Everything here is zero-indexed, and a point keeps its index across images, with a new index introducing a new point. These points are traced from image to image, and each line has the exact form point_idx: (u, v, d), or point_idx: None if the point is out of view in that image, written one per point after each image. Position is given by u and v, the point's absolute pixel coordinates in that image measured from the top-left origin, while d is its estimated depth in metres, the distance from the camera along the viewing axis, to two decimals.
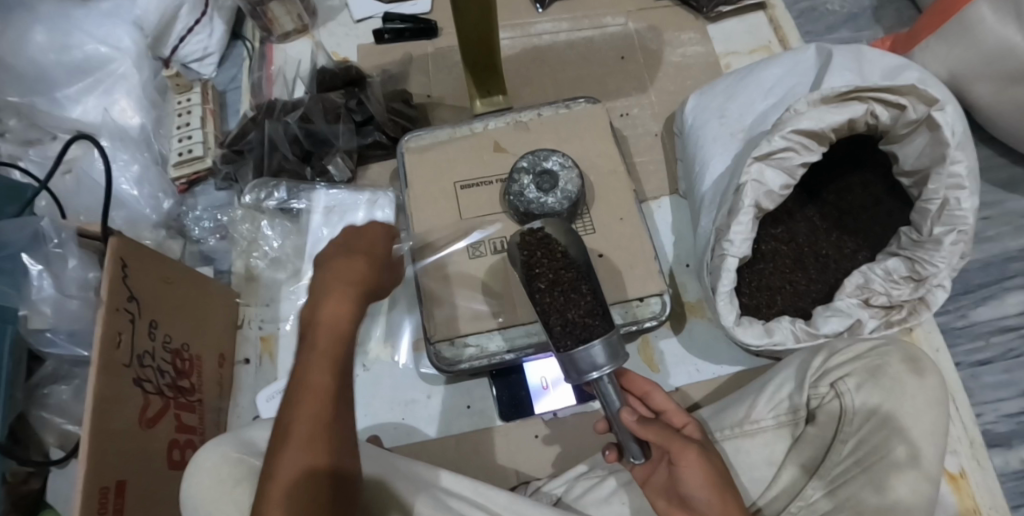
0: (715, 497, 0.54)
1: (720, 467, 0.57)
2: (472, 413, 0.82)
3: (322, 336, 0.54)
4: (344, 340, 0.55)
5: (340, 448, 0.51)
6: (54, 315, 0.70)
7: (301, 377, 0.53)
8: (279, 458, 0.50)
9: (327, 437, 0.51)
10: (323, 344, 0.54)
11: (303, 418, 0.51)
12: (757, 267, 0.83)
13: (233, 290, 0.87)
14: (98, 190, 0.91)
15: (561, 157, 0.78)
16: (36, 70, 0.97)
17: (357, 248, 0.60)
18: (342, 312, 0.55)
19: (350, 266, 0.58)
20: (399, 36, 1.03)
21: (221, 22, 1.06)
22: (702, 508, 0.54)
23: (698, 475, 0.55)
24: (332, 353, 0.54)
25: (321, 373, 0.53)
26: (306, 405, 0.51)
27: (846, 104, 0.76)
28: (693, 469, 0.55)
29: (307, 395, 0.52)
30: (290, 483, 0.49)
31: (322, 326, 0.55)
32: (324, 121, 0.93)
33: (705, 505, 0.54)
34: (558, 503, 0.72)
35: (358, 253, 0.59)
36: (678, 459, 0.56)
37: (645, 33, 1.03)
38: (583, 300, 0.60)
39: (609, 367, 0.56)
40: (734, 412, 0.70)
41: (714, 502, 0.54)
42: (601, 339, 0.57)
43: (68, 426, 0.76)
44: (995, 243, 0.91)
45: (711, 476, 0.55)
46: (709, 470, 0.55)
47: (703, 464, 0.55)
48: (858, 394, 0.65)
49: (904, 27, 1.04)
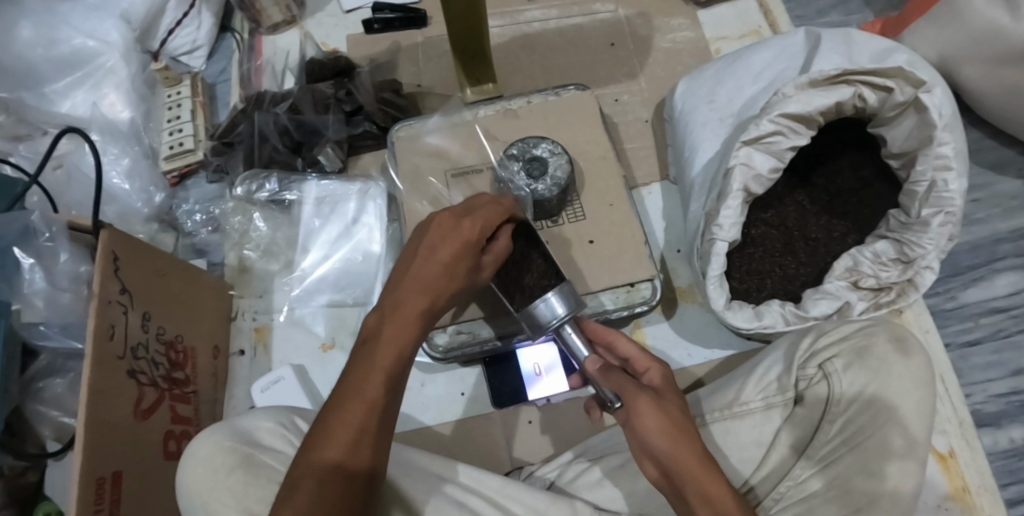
0: (669, 443, 0.50)
1: (684, 415, 0.52)
2: (466, 400, 0.83)
3: (386, 344, 0.52)
4: (404, 351, 0.52)
5: (378, 458, 0.49)
6: (46, 308, 0.71)
7: (349, 383, 0.50)
8: (313, 458, 0.48)
9: (370, 452, 0.49)
10: (386, 352, 0.51)
11: (345, 428, 0.48)
12: (747, 251, 0.83)
13: (225, 282, 0.87)
14: (88, 183, 0.91)
15: (550, 144, 0.78)
16: (24, 65, 0.97)
17: (454, 244, 0.57)
18: (414, 319, 0.53)
19: (431, 275, 0.56)
20: (388, 26, 1.03)
21: (209, 14, 1.05)
22: (658, 455, 0.50)
23: (649, 420, 0.51)
24: (389, 365, 0.51)
25: (372, 389, 0.50)
26: (353, 416, 0.49)
27: (834, 87, 0.76)
28: (645, 416, 0.51)
29: (355, 401, 0.49)
30: (322, 491, 0.47)
31: (386, 331, 0.52)
32: (313, 112, 0.93)
33: (669, 456, 0.49)
34: (551, 487, 0.73)
35: (439, 260, 0.56)
36: (632, 407, 0.52)
37: (634, 19, 1.03)
38: (535, 265, 0.64)
39: (569, 314, 0.60)
40: (724, 396, 0.71)
41: (667, 449, 0.50)
42: (555, 292, 0.61)
43: (64, 419, 0.76)
44: (984, 225, 0.91)
45: (665, 422, 0.50)
46: (662, 417, 0.51)
47: (656, 409, 0.51)
48: (846, 375, 0.65)
49: (894, 10, 1.04)
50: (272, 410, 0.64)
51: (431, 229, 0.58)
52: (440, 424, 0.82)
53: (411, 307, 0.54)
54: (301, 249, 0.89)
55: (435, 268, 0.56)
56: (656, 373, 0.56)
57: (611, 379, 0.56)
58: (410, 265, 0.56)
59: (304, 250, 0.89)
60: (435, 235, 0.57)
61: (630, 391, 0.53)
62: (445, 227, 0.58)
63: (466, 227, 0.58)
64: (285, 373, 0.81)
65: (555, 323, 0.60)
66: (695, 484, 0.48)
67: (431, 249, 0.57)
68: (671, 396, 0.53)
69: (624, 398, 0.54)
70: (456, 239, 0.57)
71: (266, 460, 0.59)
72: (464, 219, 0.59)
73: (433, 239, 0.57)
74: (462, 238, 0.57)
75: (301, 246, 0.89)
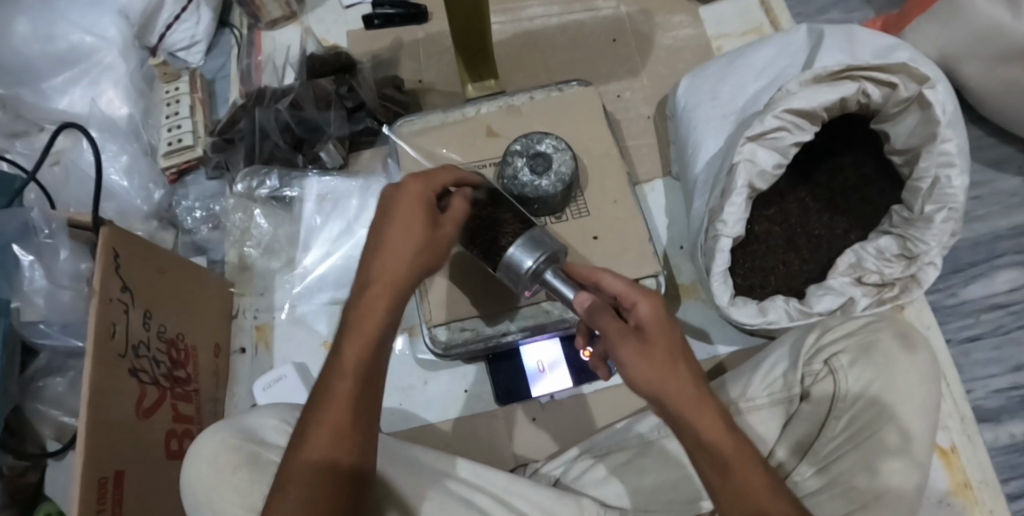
0: (654, 388, 0.47)
1: (671, 351, 0.47)
2: (469, 397, 0.83)
3: (358, 333, 0.51)
4: (377, 337, 0.51)
5: (361, 452, 0.49)
6: (47, 306, 0.70)
7: (326, 377, 0.50)
8: (298, 458, 0.48)
9: (351, 445, 0.49)
10: (355, 342, 0.51)
11: (325, 423, 0.49)
12: (750, 247, 0.83)
13: (225, 280, 0.86)
14: (86, 180, 0.90)
15: (554, 139, 0.77)
16: (21, 61, 0.96)
17: (407, 213, 0.55)
18: (384, 305, 0.53)
19: (390, 251, 0.54)
20: (388, 22, 1.02)
21: (208, 9, 1.04)
22: (649, 399, 0.48)
23: (631, 363, 0.48)
24: (360, 354, 0.51)
25: (347, 382, 0.50)
26: (331, 410, 0.49)
27: (838, 82, 0.76)
28: (628, 359, 0.48)
29: (331, 394, 0.49)
30: (307, 487, 0.47)
31: (355, 321, 0.52)
32: (315, 108, 0.92)
33: (659, 397, 0.47)
34: (556, 483, 0.72)
35: (392, 232, 0.55)
36: (615, 349, 0.49)
37: (636, 16, 1.03)
38: (511, 227, 0.64)
39: (540, 254, 0.60)
40: (730, 391, 0.70)
41: (653, 392, 0.47)
42: (521, 240, 0.61)
43: (64, 418, 0.75)
44: (984, 222, 0.92)
45: (649, 365, 0.47)
46: (645, 357, 0.47)
47: (638, 352, 0.48)
48: (852, 371, 0.65)
49: (894, 8, 1.04)
50: (276, 407, 0.64)
51: (381, 204, 0.57)
52: (443, 422, 0.82)
53: (379, 293, 0.53)
54: (302, 247, 0.89)
55: (392, 244, 0.54)
56: (645, 303, 0.50)
57: (598, 321, 0.52)
58: (371, 248, 0.55)
59: (306, 248, 0.89)
60: (388, 211, 0.55)
61: (617, 339, 0.49)
62: (391, 198, 0.57)
63: (411, 185, 0.57)
64: (287, 371, 0.81)
65: (529, 269, 0.60)
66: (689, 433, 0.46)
67: (383, 221, 0.55)
68: (657, 335, 0.48)
69: (611, 345, 0.50)
70: (406, 208, 0.55)
71: (272, 457, 0.59)
72: (408, 183, 0.57)
73: (384, 213, 0.56)
74: (415, 207, 0.56)
75: (302, 245, 0.89)
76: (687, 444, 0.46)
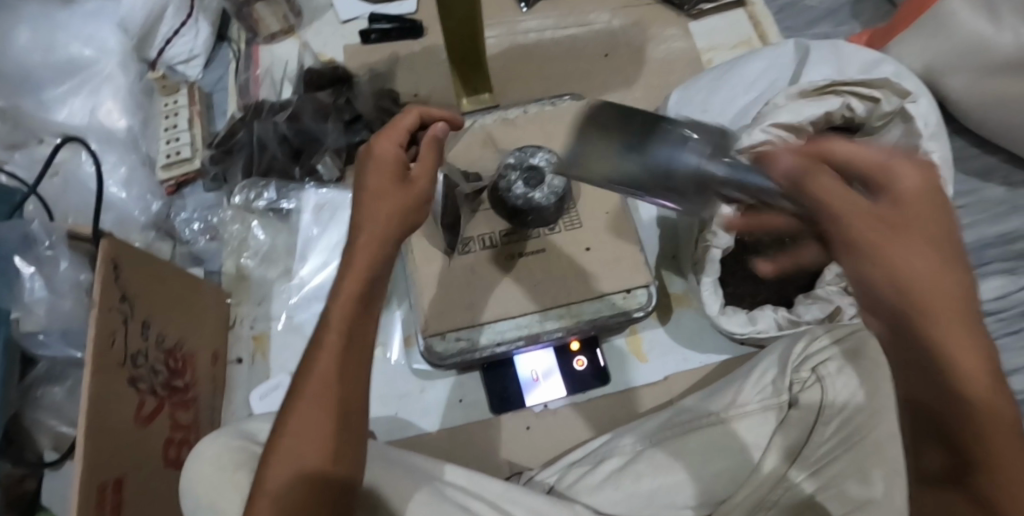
0: (929, 275, 0.40)
1: (931, 226, 0.41)
2: (464, 406, 0.84)
3: (334, 319, 0.51)
4: (351, 322, 0.51)
5: (340, 448, 0.48)
6: (46, 316, 0.71)
7: (305, 367, 0.50)
8: (276, 460, 0.48)
9: (329, 449, 0.48)
10: (331, 329, 0.50)
11: (303, 419, 0.48)
12: (742, 258, 0.84)
13: (222, 290, 0.87)
14: (85, 192, 0.92)
15: (546, 153, 0.77)
16: (22, 73, 0.98)
17: (377, 184, 0.55)
18: (358, 287, 0.51)
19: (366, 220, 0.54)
20: (385, 36, 1.04)
21: (207, 23, 1.05)
22: (903, 290, 0.40)
23: (905, 253, 0.40)
24: (336, 341, 0.50)
25: (322, 373, 0.49)
26: (307, 404, 0.48)
27: (823, 97, 0.78)
28: (886, 247, 0.41)
29: (307, 387, 0.49)
30: (287, 486, 0.46)
31: (333, 306, 0.51)
32: (313, 120, 0.94)
33: (909, 283, 0.40)
34: (550, 491, 0.73)
35: (365, 198, 0.55)
36: (853, 245, 0.42)
37: (629, 30, 1.05)
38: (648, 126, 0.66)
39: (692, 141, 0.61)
40: (723, 397, 0.74)
41: (927, 280, 0.39)
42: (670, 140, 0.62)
43: (63, 428, 0.76)
44: (971, 231, 0.93)
45: (921, 244, 0.41)
46: (926, 246, 0.40)
47: (914, 246, 0.40)
48: (839, 377, 0.68)
49: (881, 21, 1.07)
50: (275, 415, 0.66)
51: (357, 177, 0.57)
52: (438, 430, 0.82)
53: (353, 276, 0.52)
54: (300, 257, 0.90)
55: (366, 214, 0.54)
56: (906, 172, 0.43)
57: (810, 183, 0.44)
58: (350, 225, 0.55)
59: (302, 258, 0.90)
60: (361, 186, 0.55)
61: (857, 213, 0.42)
62: (363, 169, 0.57)
63: (381, 153, 0.57)
64: (285, 381, 0.83)
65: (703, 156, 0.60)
66: (909, 327, 0.39)
67: (358, 192, 0.56)
68: (922, 212, 0.42)
69: (838, 218, 0.42)
70: (374, 180, 0.55)
71: None
72: (376, 151, 0.57)
73: (359, 187, 0.56)
74: (385, 175, 0.55)
75: (300, 254, 0.90)
76: (905, 337, 0.40)
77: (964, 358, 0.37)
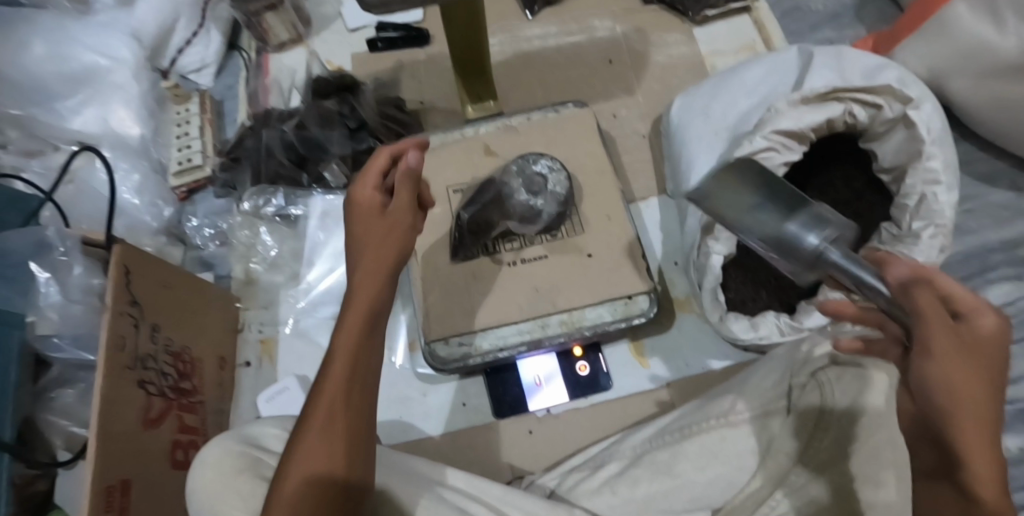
0: (969, 397, 0.43)
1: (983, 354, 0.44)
2: (468, 410, 0.84)
3: (346, 330, 0.52)
4: (362, 334, 0.52)
5: (355, 456, 0.49)
6: (59, 321, 0.73)
7: (318, 381, 0.51)
8: (293, 466, 0.48)
9: (344, 455, 0.49)
10: (345, 342, 0.52)
11: (318, 426, 0.49)
12: (744, 262, 0.85)
13: (231, 294, 0.89)
14: (99, 199, 0.94)
15: (549, 160, 0.82)
16: (33, 81, 0.99)
17: (372, 214, 0.56)
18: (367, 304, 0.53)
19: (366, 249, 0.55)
20: (392, 45, 1.06)
21: (218, 33, 1.09)
22: (943, 401, 0.44)
23: (958, 372, 0.43)
24: (349, 351, 0.51)
25: (336, 383, 0.50)
26: (323, 413, 0.49)
27: (824, 104, 0.80)
28: (949, 364, 0.43)
29: (321, 397, 0.50)
30: (304, 492, 0.47)
31: (344, 321, 0.53)
32: (318, 127, 0.95)
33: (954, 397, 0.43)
34: (551, 495, 0.74)
35: (361, 229, 0.56)
36: (928, 350, 0.43)
37: (632, 36, 1.06)
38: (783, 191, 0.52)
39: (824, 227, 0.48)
40: (717, 404, 0.73)
41: (964, 403, 0.43)
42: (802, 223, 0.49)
43: (74, 428, 0.78)
44: (976, 236, 0.93)
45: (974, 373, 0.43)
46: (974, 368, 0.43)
47: (966, 365, 0.43)
48: (838, 384, 0.68)
49: (886, 25, 1.07)
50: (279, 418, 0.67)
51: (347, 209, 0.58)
52: (441, 434, 0.83)
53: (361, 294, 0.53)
54: (307, 262, 0.92)
55: (365, 242, 0.55)
56: (989, 320, 0.45)
57: (917, 299, 0.43)
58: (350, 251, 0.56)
59: (310, 263, 0.92)
60: (355, 215, 0.56)
61: (945, 339, 0.43)
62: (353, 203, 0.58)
63: (367, 183, 0.58)
64: (290, 383, 0.83)
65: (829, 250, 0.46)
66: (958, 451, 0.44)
67: (354, 224, 0.57)
68: (988, 348, 0.44)
69: (927, 337, 0.43)
70: (367, 210, 0.56)
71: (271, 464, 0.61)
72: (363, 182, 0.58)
73: (352, 219, 0.57)
74: (376, 204, 0.57)
75: (307, 260, 0.92)
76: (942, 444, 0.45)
77: (984, 481, 0.43)
